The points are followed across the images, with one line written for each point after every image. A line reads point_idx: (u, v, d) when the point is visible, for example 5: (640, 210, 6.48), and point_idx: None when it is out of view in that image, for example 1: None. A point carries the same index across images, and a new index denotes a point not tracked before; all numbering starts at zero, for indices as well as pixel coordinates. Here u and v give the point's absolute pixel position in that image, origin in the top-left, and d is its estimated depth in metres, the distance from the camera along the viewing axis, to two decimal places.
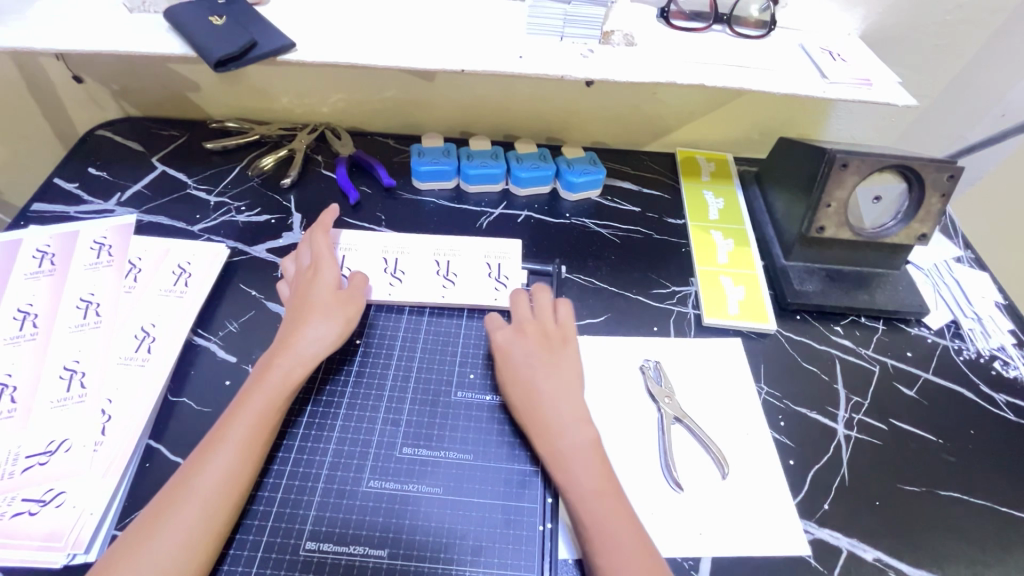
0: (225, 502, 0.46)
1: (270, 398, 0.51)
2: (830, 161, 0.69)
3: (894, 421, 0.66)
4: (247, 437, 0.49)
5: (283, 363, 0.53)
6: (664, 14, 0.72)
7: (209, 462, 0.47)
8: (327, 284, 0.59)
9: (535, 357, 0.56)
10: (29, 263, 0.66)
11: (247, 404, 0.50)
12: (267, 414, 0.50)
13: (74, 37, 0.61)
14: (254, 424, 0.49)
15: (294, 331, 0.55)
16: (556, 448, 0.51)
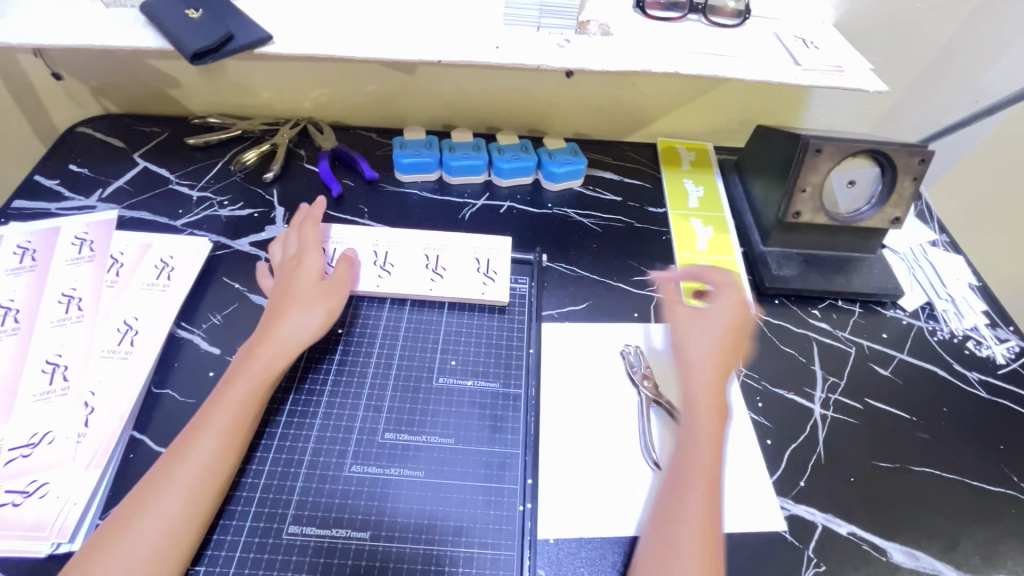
0: (207, 490, 0.46)
1: (251, 386, 0.51)
2: (805, 146, 0.70)
3: (870, 400, 0.67)
4: (228, 427, 0.49)
5: (264, 351, 0.53)
6: (641, 4, 0.73)
7: (191, 451, 0.47)
8: (310, 275, 0.59)
9: (723, 321, 0.59)
10: (10, 259, 0.66)
11: (228, 393, 0.51)
12: (248, 403, 0.51)
13: (49, 31, 0.61)
14: (235, 413, 0.50)
15: (276, 319, 0.55)
16: (693, 394, 0.55)
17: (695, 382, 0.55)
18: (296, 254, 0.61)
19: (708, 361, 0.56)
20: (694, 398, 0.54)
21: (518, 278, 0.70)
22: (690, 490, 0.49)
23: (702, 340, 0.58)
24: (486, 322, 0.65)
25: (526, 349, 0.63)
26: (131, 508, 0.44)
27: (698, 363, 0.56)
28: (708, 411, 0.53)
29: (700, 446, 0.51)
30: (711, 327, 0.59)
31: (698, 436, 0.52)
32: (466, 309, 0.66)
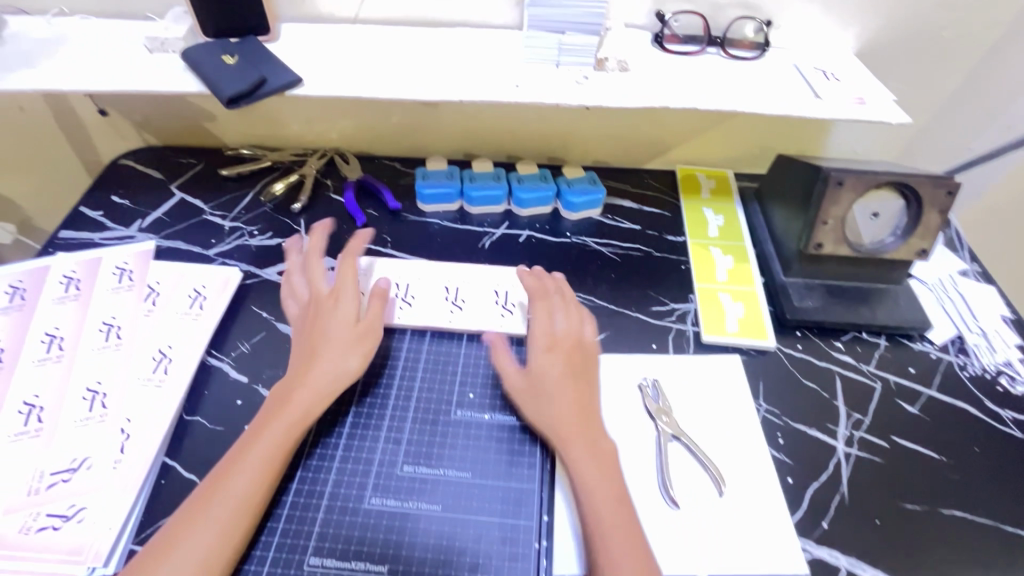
0: (238, 527, 0.48)
1: (284, 426, 0.53)
2: (826, 179, 0.69)
3: (896, 438, 0.66)
4: (260, 463, 0.51)
5: (298, 392, 0.55)
6: (658, 38, 0.74)
7: (226, 488, 0.49)
8: (348, 314, 0.60)
9: (559, 376, 0.57)
10: (56, 288, 0.70)
11: (264, 432, 0.53)
12: (281, 442, 0.52)
13: (98, 76, 0.66)
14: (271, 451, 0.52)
15: (312, 360, 0.57)
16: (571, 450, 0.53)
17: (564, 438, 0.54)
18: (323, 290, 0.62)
19: (574, 414, 0.55)
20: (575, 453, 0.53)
21: None
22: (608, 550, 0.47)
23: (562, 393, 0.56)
24: None
25: None
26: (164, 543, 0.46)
27: (561, 418, 0.55)
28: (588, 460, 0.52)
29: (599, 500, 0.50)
30: (551, 380, 0.56)
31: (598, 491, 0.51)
32: (483, 342, 0.67)
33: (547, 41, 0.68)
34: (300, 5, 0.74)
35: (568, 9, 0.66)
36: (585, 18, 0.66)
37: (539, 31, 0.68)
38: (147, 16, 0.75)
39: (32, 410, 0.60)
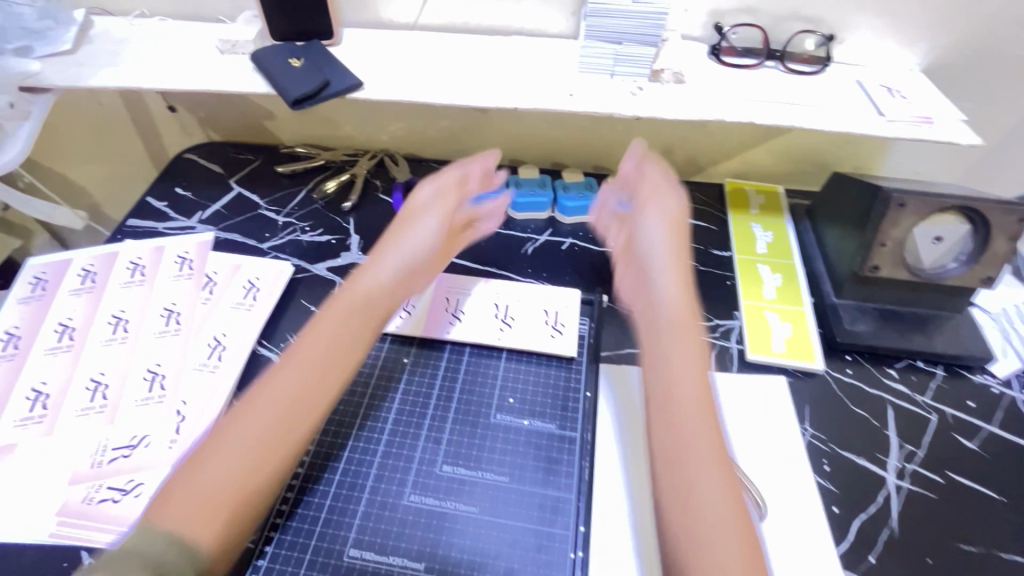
0: (251, 479, 0.48)
1: (305, 366, 0.54)
2: (886, 199, 0.67)
3: (951, 474, 0.63)
4: (280, 401, 0.51)
5: (320, 339, 0.55)
6: (715, 51, 0.74)
7: (247, 421, 0.50)
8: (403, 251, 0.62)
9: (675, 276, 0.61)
10: (123, 273, 0.75)
11: (283, 377, 0.53)
12: (300, 382, 0.53)
13: (174, 76, 0.69)
14: (327, 353, 0.55)
15: (337, 311, 0.57)
16: (669, 372, 0.54)
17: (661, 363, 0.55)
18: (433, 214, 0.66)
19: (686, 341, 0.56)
20: (673, 381, 0.53)
21: (581, 317, 0.70)
22: (701, 477, 0.48)
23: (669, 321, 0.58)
24: (547, 369, 0.65)
25: (584, 391, 0.63)
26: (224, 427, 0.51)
27: (661, 348, 0.55)
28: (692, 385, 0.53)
29: (693, 430, 0.50)
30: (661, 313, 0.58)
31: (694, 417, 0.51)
32: (523, 358, 0.66)
33: (603, 52, 0.68)
34: (363, 11, 0.76)
35: (627, 21, 0.65)
36: (644, 30, 0.66)
37: (596, 41, 0.68)
38: (218, 19, 0.79)
39: (98, 387, 0.64)
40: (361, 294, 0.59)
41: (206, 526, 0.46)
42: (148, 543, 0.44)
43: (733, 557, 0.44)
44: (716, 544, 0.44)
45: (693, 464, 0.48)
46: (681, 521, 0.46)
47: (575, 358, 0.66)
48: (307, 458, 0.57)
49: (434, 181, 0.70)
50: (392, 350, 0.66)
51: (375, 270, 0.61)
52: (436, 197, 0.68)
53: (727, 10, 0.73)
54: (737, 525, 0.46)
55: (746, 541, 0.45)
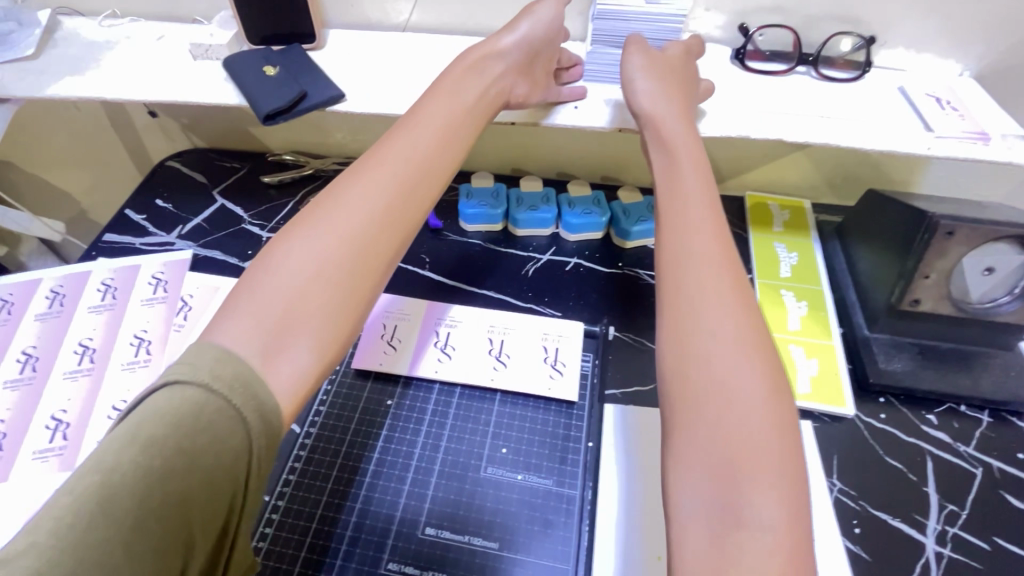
0: (362, 243, 0.45)
1: (393, 171, 0.48)
2: (932, 227, 0.59)
3: (1000, 540, 0.55)
4: (379, 190, 0.47)
5: (408, 132, 0.51)
6: (739, 55, 0.66)
7: (340, 208, 0.45)
8: (471, 93, 0.56)
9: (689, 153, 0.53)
10: (93, 296, 0.70)
11: (371, 174, 0.48)
12: (380, 207, 0.46)
13: (142, 84, 0.64)
14: (385, 199, 0.47)
15: (417, 121, 0.53)
16: (694, 254, 0.46)
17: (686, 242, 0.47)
18: (504, 71, 0.58)
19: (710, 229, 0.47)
20: (689, 233, 0.47)
21: (584, 353, 0.64)
22: (737, 375, 0.40)
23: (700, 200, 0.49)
24: (545, 416, 0.60)
25: (585, 441, 0.58)
26: (261, 265, 0.42)
27: (682, 224, 0.48)
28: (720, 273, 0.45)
29: (721, 322, 0.42)
30: (687, 193, 0.50)
31: (717, 307, 0.43)
32: (518, 400, 0.61)
33: (612, 59, 0.63)
34: (348, 11, 0.70)
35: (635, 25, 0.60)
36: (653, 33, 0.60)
37: (603, 48, 0.62)
38: (194, 19, 0.73)
39: (59, 426, 0.59)
40: (410, 147, 0.50)
41: (267, 356, 0.38)
42: (197, 407, 0.33)
43: (770, 473, 0.36)
44: (756, 446, 0.37)
45: (711, 359, 0.41)
46: (693, 419, 0.39)
47: (576, 403, 0.61)
48: (277, 516, 0.53)
49: (524, 27, 0.59)
50: (377, 389, 0.62)
51: (420, 125, 0.52)
52: (524, 50, 0.58)
53: (753, 9, 0.65)
54: (778, 427, 0.38)
55: (786, 444, 0.38)
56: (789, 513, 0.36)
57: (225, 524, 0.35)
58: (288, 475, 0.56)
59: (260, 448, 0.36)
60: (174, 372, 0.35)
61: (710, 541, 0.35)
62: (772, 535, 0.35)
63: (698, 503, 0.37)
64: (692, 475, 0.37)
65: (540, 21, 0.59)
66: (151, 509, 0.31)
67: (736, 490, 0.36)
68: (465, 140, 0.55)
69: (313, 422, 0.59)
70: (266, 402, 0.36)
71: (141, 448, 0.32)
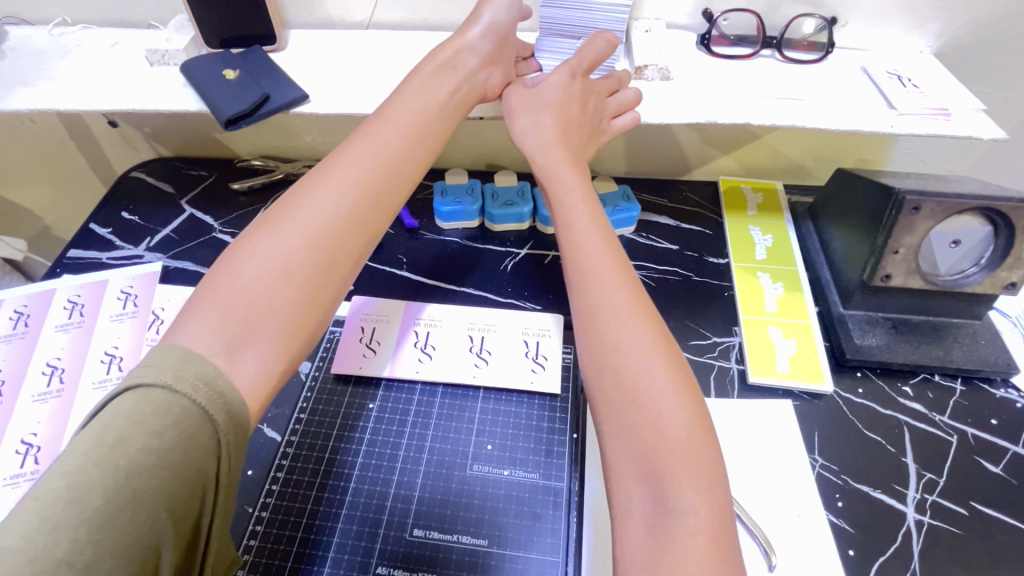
0: (329, 242, 0.44)
1: (364, 170, 0.48)
2: (899, 202, 0.60)
3: (976, 505, 0.57)
4: (348, 189, 0.46)
5: (374, 133, 0.51)
6: (705, 41, 0.66)
7: (307, 206, 0.44)
8: (447, 87, 0.56)
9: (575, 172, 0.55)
10: (60, 314, 0.68)
11: (339, 173, 0.47)
12: (352, 207, 0.46)
13: (97, 93, 0.61)
14: (353, 198, 0.46)
15: (386, 121, 0.52)
16: (589, 268, 0.47)
17: (578, 259, 0.48)
18: (480, 64, 0.58)
19: (596, 241, 0.49)
20: (581, 248, 0.49)
21: (565, 346, 0.64)
22: (644, 376, 0.41)
23: (582, 212, 0.52)
24: (528, 411, 0.60)
25: (570, 432, 0.58)
26: (226, 264, 0.41)
27: (580, 238, 0.49)
28: (613, 280, 0.46)
29: (619, 328, 0.43)
30: (574, 212, 0.52)
31: (619, 306, 0.44)
32: (502, 396, 0.61)
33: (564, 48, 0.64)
34: (309, 10, 0.69)
35: (588, 15, 0.61)
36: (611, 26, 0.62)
37: (552, 38, 0.63)
38: (149, 25, 0.71)
39: (29, 450, 0.57)
40: (377, 148, 0.49)
41: (231, 354, 0.38)
42: (162, 408, 0.33)
43: (689, 461, 0.37)
44: (669, 439, 0.38)
45: (626, 361, 0.41)
46: (618, 425, 0.40)
47: (560, 395, 0.61)
48: (260, 528, 0.52)
49: (489, 17, 0.59)
50: (357, 394, 0.61)
51: (390, 126, 0.51)
52: (493, 40, 0.59)
53: None
54: (690, 421, 0.39)
55: (702, 431, 0.39)
56: (710, 500, 0.37)
57: (197, 521, 0.35)
58: (271, 485, 0.55)
59: (229, 443, 0.35)
60: (138, 375, 0.34)
61: (646, 534, 0.36)
62: (696, 518, 0.36)
63: (633, 501, 0.38)
64: (621, 473, 0.39)
65: (501, 7, 0.59)
66: (120, 506, 0.30)
67: (662, 484, 0.37)
68: (434, 137, 0.54)
69: (293, 431, 0.58)
70: (232, 399, 0.35)
71: (107, 450, 0.31)
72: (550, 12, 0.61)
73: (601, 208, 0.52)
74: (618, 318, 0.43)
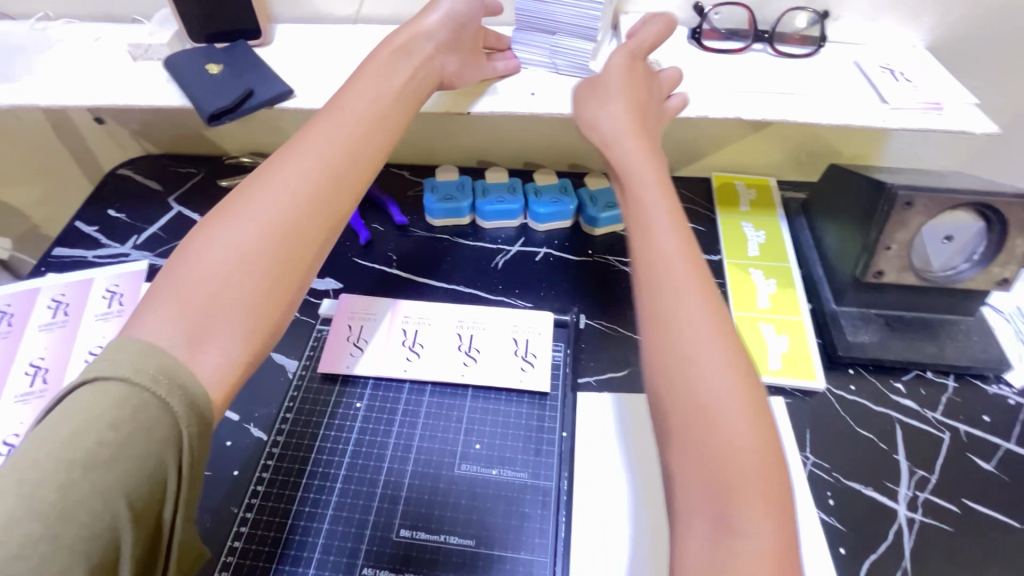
0: (285, 229, 0.43)
1: (317, 156, 0.47)
2: (892, 197, 0.60)
3: (967, 502, 0.57)
4: (302, 176, 0.45)
5: (327, 119, 0.49)
6: (696, 35, 0.66)
7: (260, 197, 0.44)
8: (398, 79, 0.54)
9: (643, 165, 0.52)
10: (43, 314, 0.67)
11: (291, 161, 0.46)
12: (305, 193, 0.45)
13: (80, 88, 0.60)
14: (310, 184, 0.45)
15: (340, 108, 0.51)
16: (669, 274, 0.44)
17: (656, 257, 0.46)
18: (435, 50, 0.57)
19: (676, 245, 0.46)
20: (661, 250, 0.46)
21: (555, 343, 0.64)
22: (716, 392, 0.39)
23: (657, 210, 0.49)
24: (518, 409, 0.59)
25: (560, 431, 0.58)
26: (180, 258, 0.41)
27: (655, 238, 0.47)
28: (688, 287, 0.44)
29: (697, 343, 0.41)
30: (650, 209, 0.49)
31: (696, 323, 0.42)
32: (490, 394, 0.60)
33: (539, 42, 0.63)
34: (295, 4, 0.68)
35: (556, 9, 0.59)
36: (580, 21, 0.59)
37: (526, 32, 0.62)
38: (133, 19, 0.70)
39: (11, 452, 0.56)
40: (334, 134, 0.48)
41: (192, 345, 0.37)
42: (119, 401, 0.32)
43: (756, 485, 0.37)
44: (739, 459, 0.37)
45: (702, 380, 0.40)
46: (682, 441, 0.39)
47: (550, 393, 0.60)
48: (245, 530, 0.51)
49: (447, 5, 0.58)
50: (344, 393, 0.60)
51: (346, 113, 0.50)
52: (448, 26, 0.58)
53: None
54: (760, 444, 0.38)
55: (770, 455, 0.38)
56: (779, 525, 0.36)
57: (161, 518, 0.33)
58: (256, 486, 0.54)
59: (192, 436, 0.34)
60: (95, 370, 0.34)
61: (708, 553, 0.36)
62: (762, 542, 0.35)
63: (693, 517, 0.37)
64: (682, 489, 0.38)
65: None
66: (76, 501, 0.29)
67: (727, 502, 0.36)
68: (396, 125, 0.53)
69: (280, 430, 0.57)
70: (194, 391, 0.35)
71: (62, 446, 0.30)
72: (523, 7, 0.60)
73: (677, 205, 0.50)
74: (696, 332, 0.42)
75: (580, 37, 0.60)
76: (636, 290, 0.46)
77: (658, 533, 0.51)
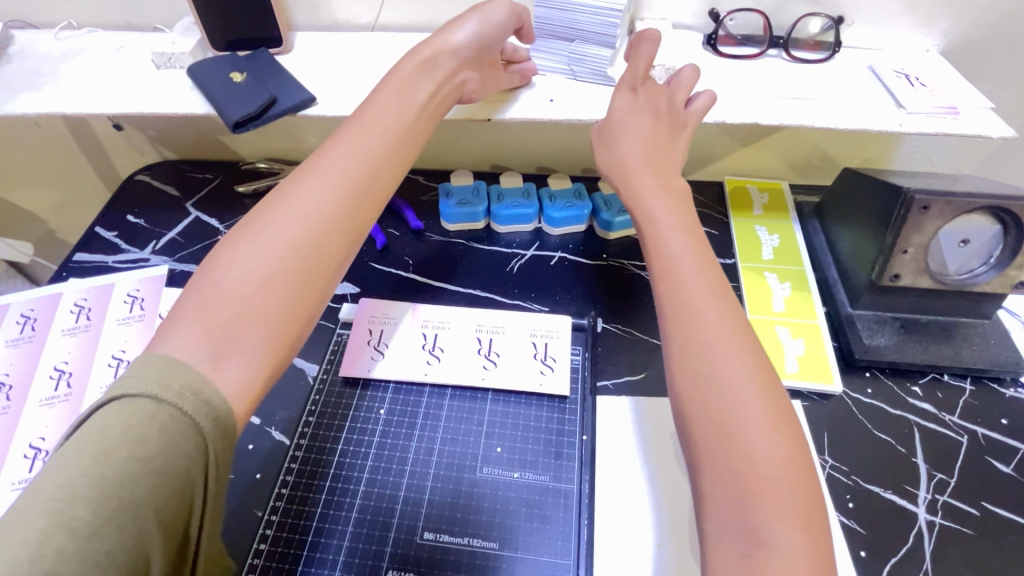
0: (308, 245, 0.44)
1: (340, 173, 0.47)
2: (908, 202, 0.60)
3: (987, 505, 0.57)
4: (324, 192, 0.46)
5: (349, 135, 0.50)
6: (712, 41, 0.66)
7: (283, 213, 0.44)
8: (418, 97, 0.55)
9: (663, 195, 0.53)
10: (67, 318, 0.68)
11: (314, 177, 0.47)
12: (328, 209, 0.45)
13: (105, 96, 0.61)
14: (332, 201, 0.46)
15: (361, 123, 0.51)
16: (693, 301, 0.46)
17: (679, 284, 0.47)
18: (457, 66, 0.57)
19: (696, 270, 0.48)
20: (682, 278, 0.47)
21: (574, 346, 0.64)
22: (746, 408, 0.40)
23: (676, 238, 0.50)
24: (537, 412, 0.59)
25: (580, 435, 0.58)
26: (205, 274, 0.41)
27: (673, 266, 0.48)
28: (711, 312, 0.45)
29: (724, 364, 0.42)
30: (668, 238, 0.51)
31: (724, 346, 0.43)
32: (511, 398, 0.61)
33: (558, 49, 0.64)
34: (314, 12, 0.69)
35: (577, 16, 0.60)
36: (600, 29, 0.60)
37: (548, 39, 0.63)
38: (155, 28, 0.71)
39: (38, 454, 0.57)
40: (356, 149, 0.49)
41: (216, 360, 0.38)
42: (146, 416, 0.33)
43: (785, 497, 0.37)
44: (767, 471, 0.38)
45: (732, 395, 0.41)
46: (716, 455, 0.40)
47: (570, 397, 0.61)
48: (271, 531, 0.52)
49: (473, 23, 0.58)
50: (365, 397, 0.61)
51: (368, 127, 0.51)
52: (474, 45, 0.57)
53: None
54: (788, 458, 0.39)
55: (800, 470, 0.39)
56: (810, 539, 0.37)
57: (185, 531, 0.34)
58: (281, 489, 0.54)
59: (216, 451, 0.35)
60: (122, 387, 0.34)
61: (741, 565, 0.36)
62: (794, 555, 0.36)
63: (724, 529, 0.38)
64: (710, 498, 0.39)
65: (489, 19, 0.58)
66: (104, 516, 0.30)
67: (754, 514, 0.37)
68: (415, 139, 0.54)
69: (303, 433, 0.58)
70: (219, 406, 0.35)
71: (90, 462, 0.31)
72: (543, 13, 0.61)
73: (695, 234, 0.51)
74: (724, 355, 0.43)
75: (600, 44, 0.61)
76: (663, 318, 0.47)
77: (678, 535, 0.52)
